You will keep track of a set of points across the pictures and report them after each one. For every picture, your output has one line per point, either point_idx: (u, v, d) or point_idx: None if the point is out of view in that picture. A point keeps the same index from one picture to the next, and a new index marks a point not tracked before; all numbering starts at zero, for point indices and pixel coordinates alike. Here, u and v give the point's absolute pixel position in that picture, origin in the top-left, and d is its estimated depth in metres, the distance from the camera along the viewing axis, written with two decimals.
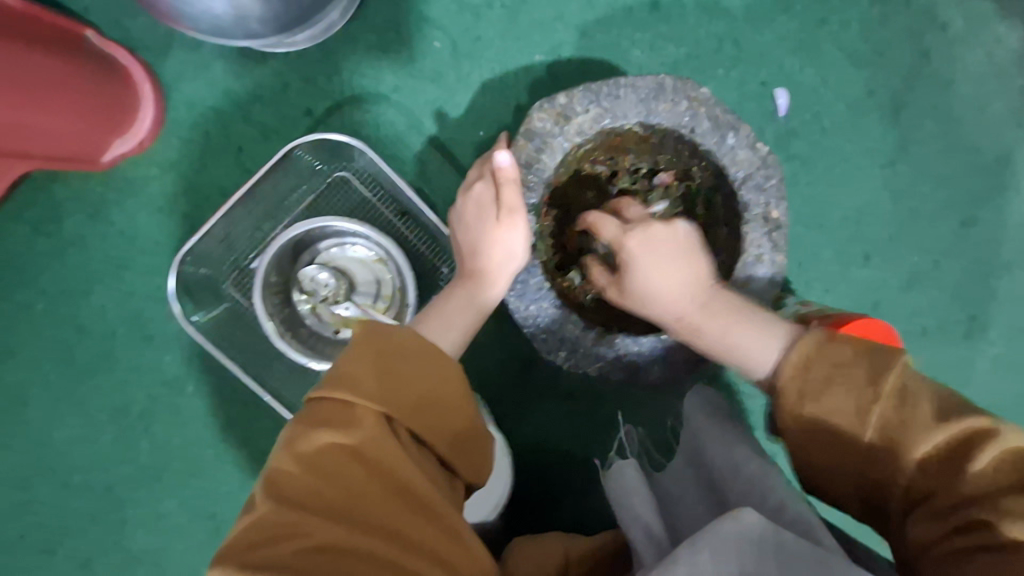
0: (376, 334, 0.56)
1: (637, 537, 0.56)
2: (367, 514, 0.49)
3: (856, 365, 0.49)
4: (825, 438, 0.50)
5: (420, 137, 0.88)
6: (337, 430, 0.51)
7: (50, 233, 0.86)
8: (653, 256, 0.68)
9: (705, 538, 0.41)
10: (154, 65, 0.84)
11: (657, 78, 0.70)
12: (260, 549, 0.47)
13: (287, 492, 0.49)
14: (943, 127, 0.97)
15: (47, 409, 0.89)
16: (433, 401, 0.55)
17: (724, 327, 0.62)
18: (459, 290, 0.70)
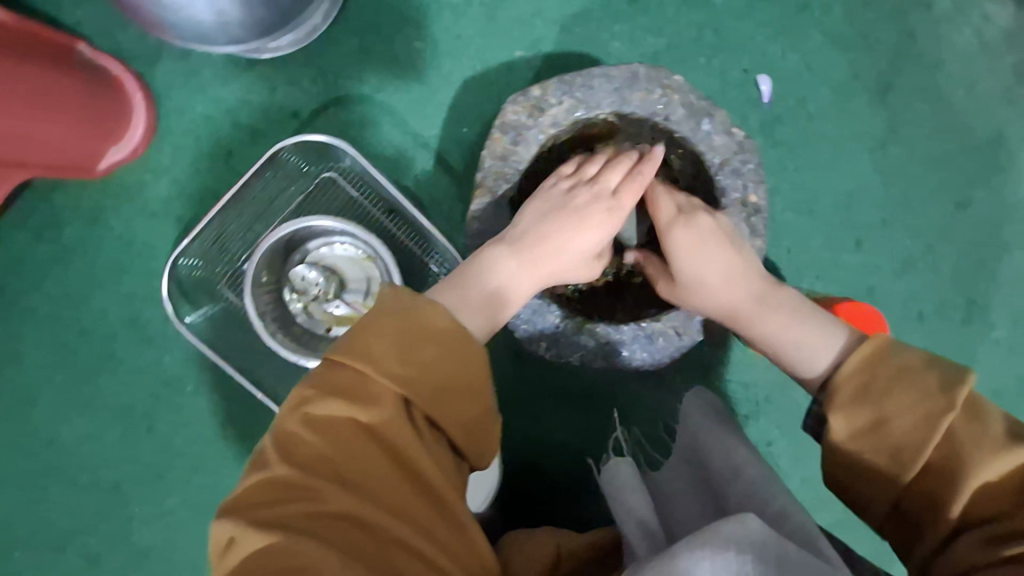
0: (406, 307, 0.55)
1: (632, 530, 0.59)
2: (373, 488, 0.50)
3: (926, 378, 0.54)
4: (879, 445, 0.53)
5: (406, 136, 0.90)
6: (350, 402, 0.52)
7: (51, 240, 0.89)
8: (694, 235, 0.68)
9: (699, 536, 0.42)
10: (145, 74, 0.87)
11: (631, 68, 0.70)
12: (268, 506, 0.49)
13: (297, 453, 0.51)
14: (933, 108, 0.96)
15: (54, 410, 0.92)
16: (453, 385, 0.54)
17: (781, 329, 0.66)
18: (506, 261, 0.67)
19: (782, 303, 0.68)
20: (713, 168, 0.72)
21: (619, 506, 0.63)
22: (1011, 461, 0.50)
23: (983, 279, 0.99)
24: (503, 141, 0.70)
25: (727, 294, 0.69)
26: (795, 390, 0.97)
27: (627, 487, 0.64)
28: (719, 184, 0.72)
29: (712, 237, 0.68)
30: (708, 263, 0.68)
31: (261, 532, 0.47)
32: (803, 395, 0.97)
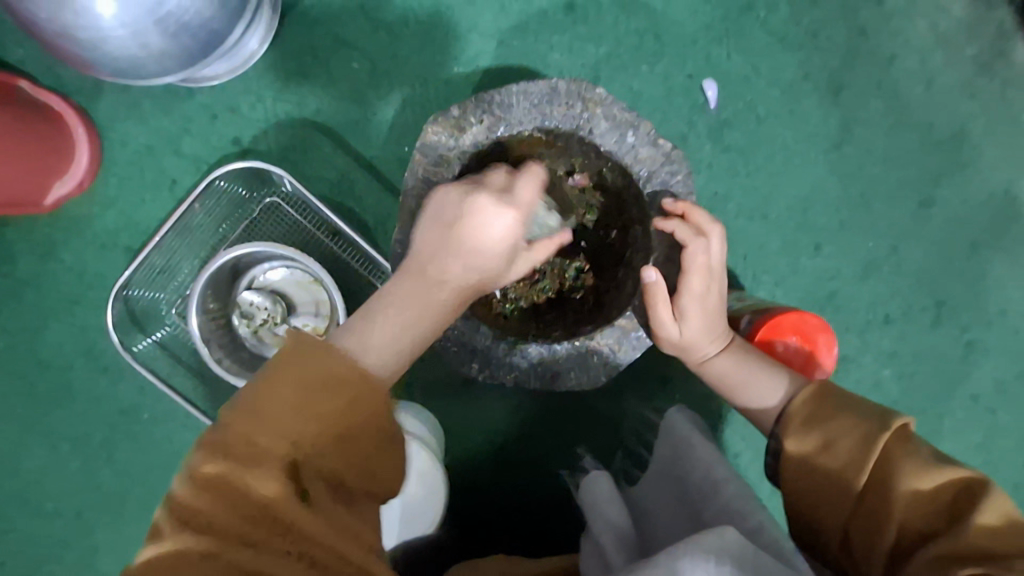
0: (316, 337, 0.50)
1: (609, 541, 0.63)
2: (281, 534, 0.45)
3: (867, 409, 0.58)
4: (826, 462, 0.57)
5: (347, 158, 0.89)
6: (256, 436, 0.46)
7: (5, 274, 0.91)
8: (698, 268, 0.68)
9: (688, 547, 0.44)
10: (88, 108, 0.88)
11: (550, 83, 0.69)
12: (176, 552, 0.44)
13: (203, 493, 0.46)
14: (890, 104, 0.93)
15: (16, 441, 0.94)
16: (375, 419, 0.50)
17: (739, 371, 0.70)
18: (406, 282, 0.59)
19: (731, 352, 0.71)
20: (640, 181, 0.71)
21: (596, 519, 0.67)
22: (944, 478, 0.52)
23: (954, 279, 0.95)
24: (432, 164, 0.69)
25: (692, 336, 0.70)
26: None
27: (603, 497, 0.69)
28: (647, 196, 0.71)
29: (705, 275, 0.68)
30: (696, 299, 0.69)
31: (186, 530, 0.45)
32: None
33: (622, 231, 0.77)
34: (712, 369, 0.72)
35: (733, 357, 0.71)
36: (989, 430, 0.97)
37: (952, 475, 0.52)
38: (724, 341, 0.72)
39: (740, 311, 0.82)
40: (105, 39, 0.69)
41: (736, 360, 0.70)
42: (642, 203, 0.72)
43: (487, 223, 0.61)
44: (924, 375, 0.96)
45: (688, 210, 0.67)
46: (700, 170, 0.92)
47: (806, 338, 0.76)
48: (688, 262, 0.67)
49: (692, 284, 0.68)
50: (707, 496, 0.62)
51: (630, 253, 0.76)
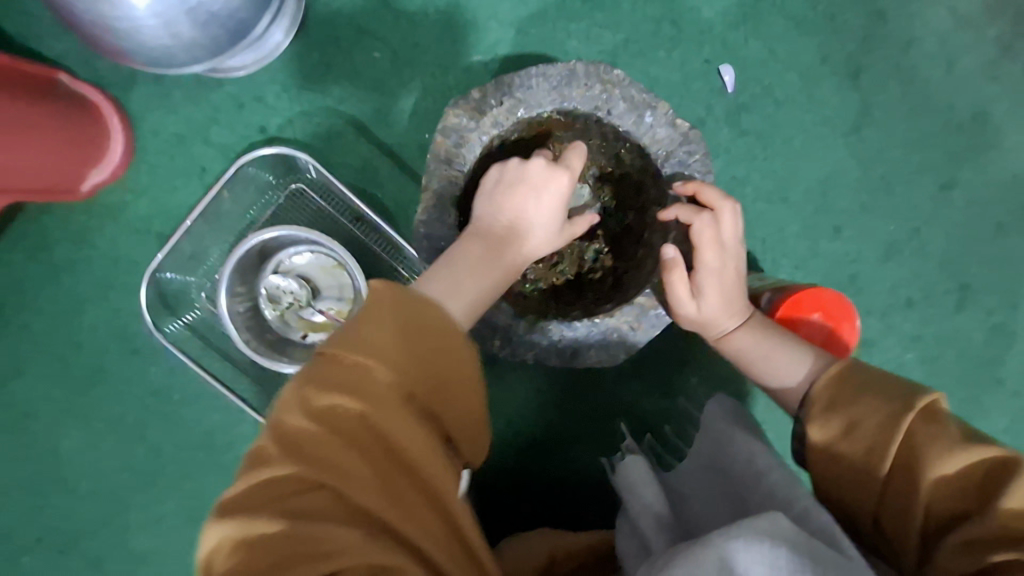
0: (406, 303, 0.55)
1: (648, 525, 0.66)
2: (368, 495, 0.50)
3: (889, 389, 0.58)
4: (852, 447, 0.57)
5: (370, 145, 0.91)
6: (348, 397, 0.51)
7: (44, 260, 0.94)
8: (710, 245, 0.68)
9: (740, 530, 0.46)
10: (122, 99, 0.92)
11: (569, 65, 0.70)
12: (264, 506, 0.49)
13: (297, 447, 0.50)
14: (909, 87, 0.93)
15: (53, 422, 0.97)
16: (448, 385, 0.56)
17: (762, 344, 0.70)
18: (469, 246, 0.65)
19: (751, 328, 0.72)
20: (658, 160, 0.72)
21: (633, 501, 0.70)
22: (970, 460, 0.52)
23: (976, 263, 0.95)
24: (457, 147, 0.71)
25: (710, 313, 0.71)
26: None
27: (640, 480, 0.71)
28: (665, 176, 0.72)
29: (722, 248, 0.69)
30: (711, 276, 0.69)
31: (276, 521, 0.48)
32: None
33: (640, 212, 0.78)
34: (732, 344, 0.72)
35: (752, 334, 0.71)
36: (1014, 415, 0.96)
37: (978, 455, 0.52)
38: (744, 317, 0.72)
39: (759, 290, 0.83)
40: (139, 28, 0.71)
41: (756, 332, 0.71)
42: (660, 183, 0.73)
43: (540, 190, 0.66)
44: (946, 359, 0.95)
45: (699, 188, 0.68)
46: (717, 154, 0.92)
47: (826, 315, 0.76)
48: (697, 236, 0.68)
49: (705, 258, 0.69)
50: (751, 484, 0.63)
51: (647, 234, 0.76)
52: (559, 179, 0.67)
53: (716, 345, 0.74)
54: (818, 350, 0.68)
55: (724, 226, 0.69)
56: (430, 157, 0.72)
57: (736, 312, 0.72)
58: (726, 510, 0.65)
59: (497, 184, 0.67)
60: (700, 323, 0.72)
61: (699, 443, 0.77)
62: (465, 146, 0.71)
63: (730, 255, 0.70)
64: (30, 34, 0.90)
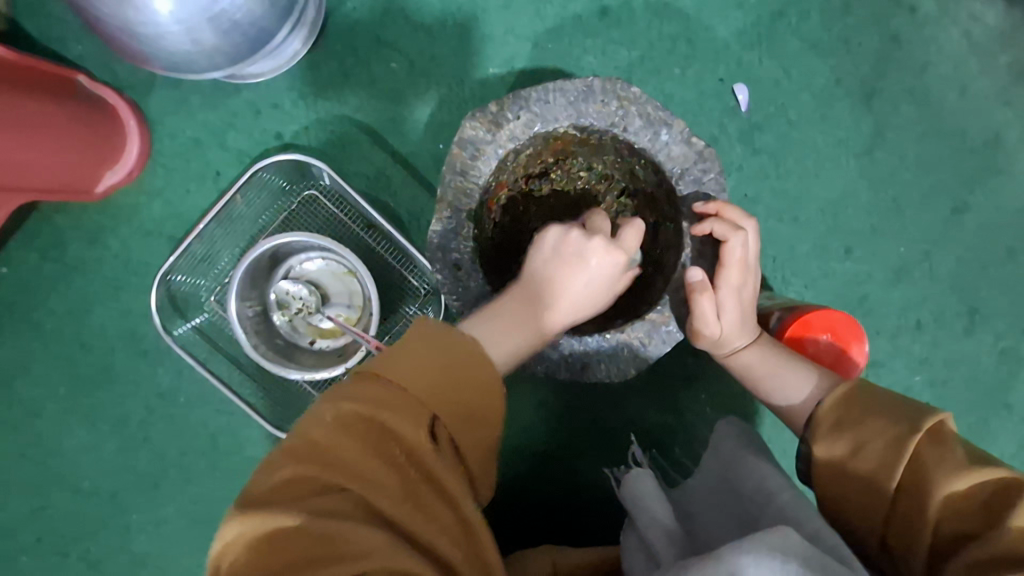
0: (443, 333, 0.57)
1: (656, 540, 0.65)
2: (385, 499, 0.50)
3: (895, 410, 0.58)
4: (857, 468, 0.57)
5: (384, 154, 0.92)
6: (380, 410, 0.52)
7: (56, 259, 0.95)
8: (731, 264, 0.69)
9: (751, 544, 0.46)
10: (140, 102, 0.92)
11: (586, 81, 0.71)
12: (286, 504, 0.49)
13: (325, 452, 0.51)
14: (922, 111, 0.93)
15: (58, 421, 0.97)
16: (481, 414, 0.57)
17: (771, 364, 0.70)
18: (515, 305, 0.66)
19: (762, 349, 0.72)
20: (673, 178, 0.72)
21: (643, 515, 0.69)
22: (978, 480, 0.51)
23: (986, 287, 0.95)
24: (477, 159, 0.72)
25: (723, 330, 0.71)
26: None
27: (648, 497, 0.71)
28: (680, 193, 0.72)
29: (738, 265, 0.69)
30: (729, 291, 0.70)
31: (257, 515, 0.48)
32: None
33: (654, 228, 0.78)
34: (742, 362, 0.73)
35: (764, 353, 0.71)
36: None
37: (986, 476, 0.51)
38: (755, 336, 0.73)
39: (769, 308, 0.83)
40: (162, 35, 0.72)
41: (769, 352, 0.71)
42: (674, 200, 0.73)
43: (587, 271, 0.65)
44: (954, 382, 0.95)
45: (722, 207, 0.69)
46: (730, 172, 0.93)
47: (837, 337, 0.76)
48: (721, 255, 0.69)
49: (724, 274, 0.69)
50: (762, 503, 0.62)
51: (660, 250, 0.76)
52: (615, 261, 0.66)
53: (726, 362, 0.75)
54: (828, 371, 0.68)
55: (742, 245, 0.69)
56: (444, 168, 0.72)
57: (747, 330, 0.73)
58: (732, 528, 0.65)
59: (550, 252, 0.67)
60: (711, 340, 0.72)
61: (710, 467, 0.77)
62: (480, 159, 0.72)
63: (747, 273, 0.71)
64: (51, 35, 0.91)
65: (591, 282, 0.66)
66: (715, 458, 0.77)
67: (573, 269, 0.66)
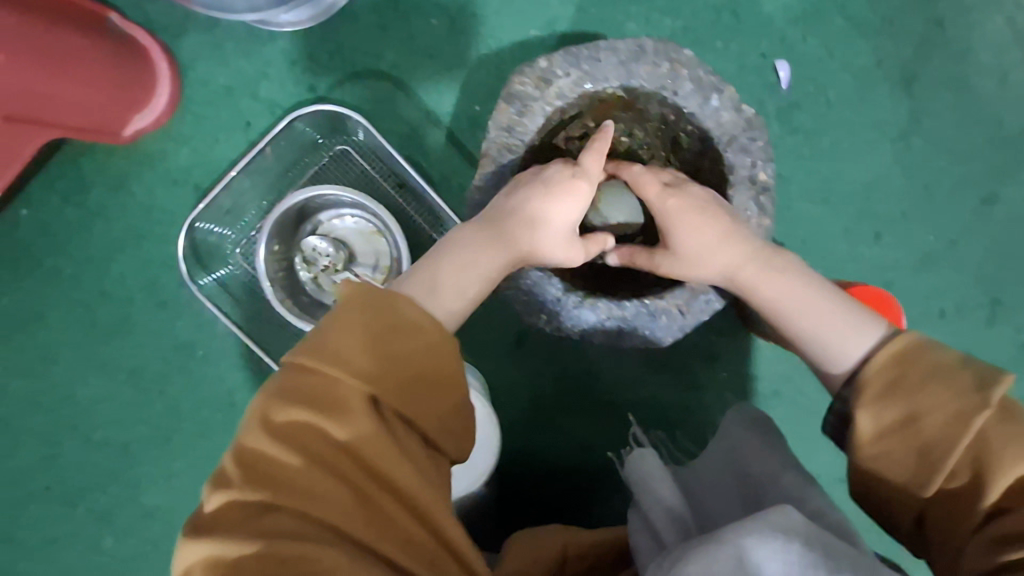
0: (364, 307, 0.56)
1: (658, 517, 0.66)
2: (320, 497, 0.51)
3: (960, 378, 0.55)
4: (910, 438, 0.55)
5: (418, 113, 0.90)
6: (307, 409, 0.53)
7: (76, 203, 0.93)
8: (692, 209, 0.68)
9: (754, 527, 0.48)
10: (171, 45, 0.91)
11: (638, 41, 0.69)
12: (234, 526, 0.51)
13: (257, 463, 0.52)
14: (960, 99, 0.92)
15: (73, 368, 0.96)
16: (414, 380, 0.56)
17: (792, 302, 0.66)
18: (470, 241, 0.66)
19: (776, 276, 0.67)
20: (720, 145, 0.70)
21: (648, 494, 0.69)
22: None
23: (1015, 279, 0.94)
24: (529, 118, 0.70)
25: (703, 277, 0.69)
26: (807, 386, 0.94)
27: (656, 474, 0.70)
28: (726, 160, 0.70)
29: (695, 208, 0.68)
30: (698, 237, 0.67)
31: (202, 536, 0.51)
32: (815, 392, 0.94)
33: None
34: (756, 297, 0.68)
35: (776, 282, 0.67)
36: None
37: None
38: (762, 261, 0.67)
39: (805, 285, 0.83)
40: None
41: (769, 277, 0.67)
42: (719, 166, 0.72)
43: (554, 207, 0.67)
44: None
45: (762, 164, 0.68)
46: None
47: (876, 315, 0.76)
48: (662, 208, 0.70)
49: (679, 227, 0.69)
50: (763, 484, 0.65)
51: None
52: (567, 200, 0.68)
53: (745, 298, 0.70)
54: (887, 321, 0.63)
55: (693, 187, 0.70)
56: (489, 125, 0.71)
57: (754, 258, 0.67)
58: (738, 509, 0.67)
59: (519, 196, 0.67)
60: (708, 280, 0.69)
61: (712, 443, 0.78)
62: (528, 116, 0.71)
63: (712, 212, 0.67)
64: None
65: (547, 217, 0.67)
66: (715, 435, 0.79)
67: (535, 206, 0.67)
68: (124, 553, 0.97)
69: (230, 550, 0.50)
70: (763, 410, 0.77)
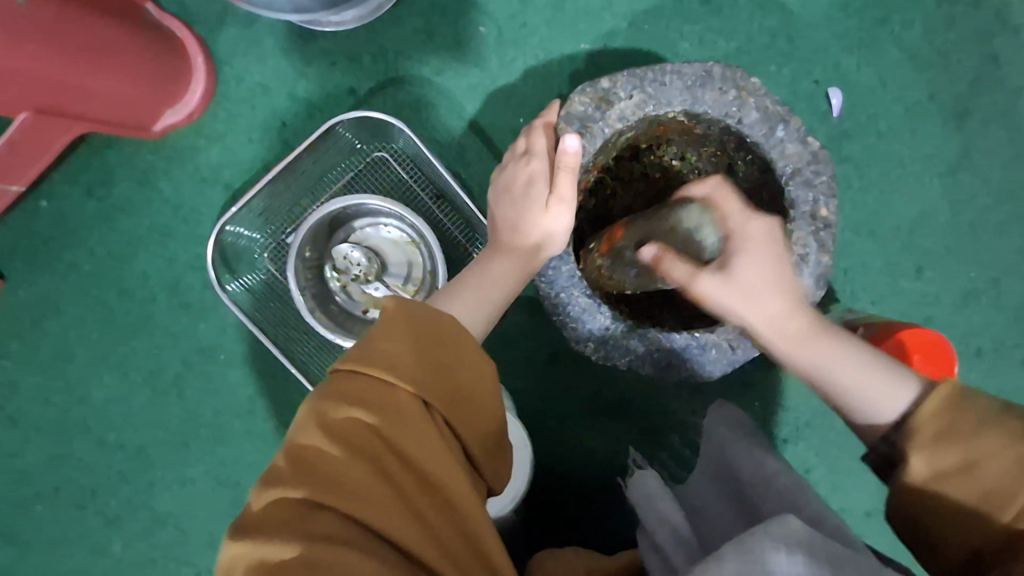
0: (420, 316, 0.54)
1: (664, 538, 0.56)
2: (372, 505, 0.48)
3: (1012, 423, 0.48)
4: (970, 487, 0.48)
5: (460, 122, 0.88)
6: (363, 410, 0.50)
7: (102, 197, 0.90)
8: (754, 245, 0.60)
9: (754, 539, 0.39)
10: (208, 40, 0.88)
11: (705, 66, 0.67)
12: (277, 528, 0.47)
13: (309, 464, 0.49)
14: (1013, 135, 0.90)
15: (87, 367, 0.93)
16: (471, 394, 0.53)
17: (830, 360, 0.58)
18: (485, 257, 0.70)
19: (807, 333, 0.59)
20: (783, 177, 0.67)
21: (649, 514, 0.60)
22: None
23: None
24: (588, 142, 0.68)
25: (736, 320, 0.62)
26: (840, 419, 0.90)
27: (658, 492, 0.61)
28: (787, 194, 0.67)
29: (766, 247, 0.60)
30: (767, 274, 0.59)
31: (245, 539, 0.47)
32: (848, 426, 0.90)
33: None
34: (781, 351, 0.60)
35: (803, 337, 0.59)
36: None
37: None
38: (790, 316, 0.59)
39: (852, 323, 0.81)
40: None
41: (800, 343, 0.59)
42: (776, 197, 0.69)
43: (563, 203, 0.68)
44: None
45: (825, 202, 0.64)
46: None
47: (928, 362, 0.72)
48: (733, 235, 0.61)
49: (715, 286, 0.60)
50: (759, 490, 0.57)
51: None
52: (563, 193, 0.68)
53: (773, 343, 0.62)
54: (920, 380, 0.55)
55: (758, 220, 0.60)
56: (506, 155, 0.74)
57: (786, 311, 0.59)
58: (740, 523, 0.58)
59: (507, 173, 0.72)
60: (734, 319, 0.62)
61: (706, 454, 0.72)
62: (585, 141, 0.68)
63: (775, 254, 0.60)
64: None
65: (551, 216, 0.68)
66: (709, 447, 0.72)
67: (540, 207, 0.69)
68: (133, 559, 0.94)
69: (274, 554, 0.46)
70: (745, 412, 0.73)
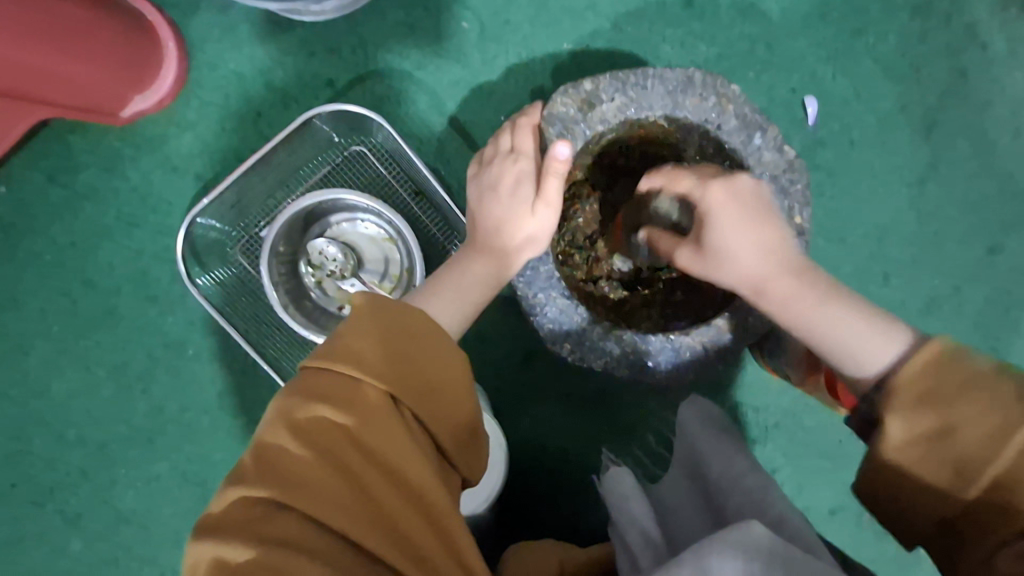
0: (390, 312, 0.54)
1: (633, 539, 0.56)
2: (334, 505, 0.47)
3: (996, 386, 0.46)
4: (939, 454, 0.46)
5: (441, 119, 0.87)
6: (329, 407, 0.49)
7: (66, 184, 0.87)
8: (735, 209, 0.56)
9: (713, 540, 0.39)
10: (181, 26, 0.86)
11: (687, 72, 0.68)
12: (237, 528, 0.46)
13: (273, 465, 0.48)
14: (976, 149, 0.93)
15: (47, 361, 0.89)
16: (440, 387, 0.53)
17: (844, 323, 0.54)
18: (464, 256, 0.69)
19: (808, 282, 0.56)
20: (760, 185, 0.66)
21: (621, 514, 0.60)
22: None
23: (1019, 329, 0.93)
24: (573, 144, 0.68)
25: (746, 268, 0.56)
26: (806, 420, 0.93)
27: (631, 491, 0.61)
28: None
29: (746, 212, 0.56)
30: (741, 239, 0.56)
31: (206, 542, 0.46)
32: (813, 426, 0.93)
33: None
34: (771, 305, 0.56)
35: (803, 292, 0.55)
36: None
37: None
38: (787, 258, 0.56)
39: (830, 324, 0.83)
40: None
41: (809, 306, 0.55)
42: None
43: (550, 206, 0.67)
44: None
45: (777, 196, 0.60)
46: None
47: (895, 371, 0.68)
48: (708, 207, 0.56)
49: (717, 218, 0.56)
50: (726, 492, 0.57)
51: None
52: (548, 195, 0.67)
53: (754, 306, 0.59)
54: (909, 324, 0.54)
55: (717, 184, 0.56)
56: (486, 151, 0.73)
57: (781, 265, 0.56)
58: (707, 521, 0.58)
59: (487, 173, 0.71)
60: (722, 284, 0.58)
61: (680, 451, 0.72)
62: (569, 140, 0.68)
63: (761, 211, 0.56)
64: None
65: (535, 217, 0.68)
66: (682, 442, 0.73)
67: (524, 208, 0.68)
68: (93, 559, 0.91)
69: (233, 555, 0.45)
70: (718, 407, 0.75)
